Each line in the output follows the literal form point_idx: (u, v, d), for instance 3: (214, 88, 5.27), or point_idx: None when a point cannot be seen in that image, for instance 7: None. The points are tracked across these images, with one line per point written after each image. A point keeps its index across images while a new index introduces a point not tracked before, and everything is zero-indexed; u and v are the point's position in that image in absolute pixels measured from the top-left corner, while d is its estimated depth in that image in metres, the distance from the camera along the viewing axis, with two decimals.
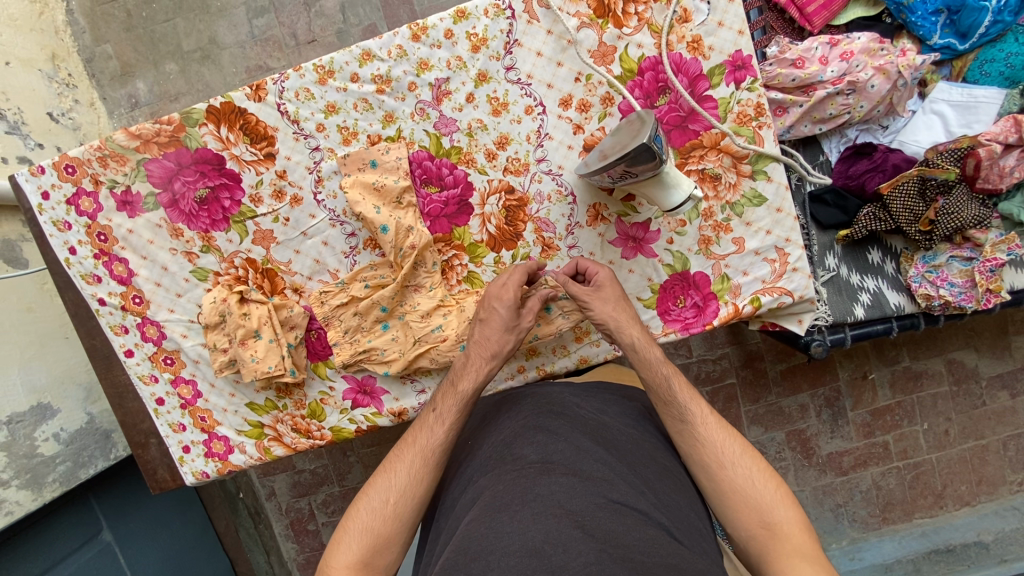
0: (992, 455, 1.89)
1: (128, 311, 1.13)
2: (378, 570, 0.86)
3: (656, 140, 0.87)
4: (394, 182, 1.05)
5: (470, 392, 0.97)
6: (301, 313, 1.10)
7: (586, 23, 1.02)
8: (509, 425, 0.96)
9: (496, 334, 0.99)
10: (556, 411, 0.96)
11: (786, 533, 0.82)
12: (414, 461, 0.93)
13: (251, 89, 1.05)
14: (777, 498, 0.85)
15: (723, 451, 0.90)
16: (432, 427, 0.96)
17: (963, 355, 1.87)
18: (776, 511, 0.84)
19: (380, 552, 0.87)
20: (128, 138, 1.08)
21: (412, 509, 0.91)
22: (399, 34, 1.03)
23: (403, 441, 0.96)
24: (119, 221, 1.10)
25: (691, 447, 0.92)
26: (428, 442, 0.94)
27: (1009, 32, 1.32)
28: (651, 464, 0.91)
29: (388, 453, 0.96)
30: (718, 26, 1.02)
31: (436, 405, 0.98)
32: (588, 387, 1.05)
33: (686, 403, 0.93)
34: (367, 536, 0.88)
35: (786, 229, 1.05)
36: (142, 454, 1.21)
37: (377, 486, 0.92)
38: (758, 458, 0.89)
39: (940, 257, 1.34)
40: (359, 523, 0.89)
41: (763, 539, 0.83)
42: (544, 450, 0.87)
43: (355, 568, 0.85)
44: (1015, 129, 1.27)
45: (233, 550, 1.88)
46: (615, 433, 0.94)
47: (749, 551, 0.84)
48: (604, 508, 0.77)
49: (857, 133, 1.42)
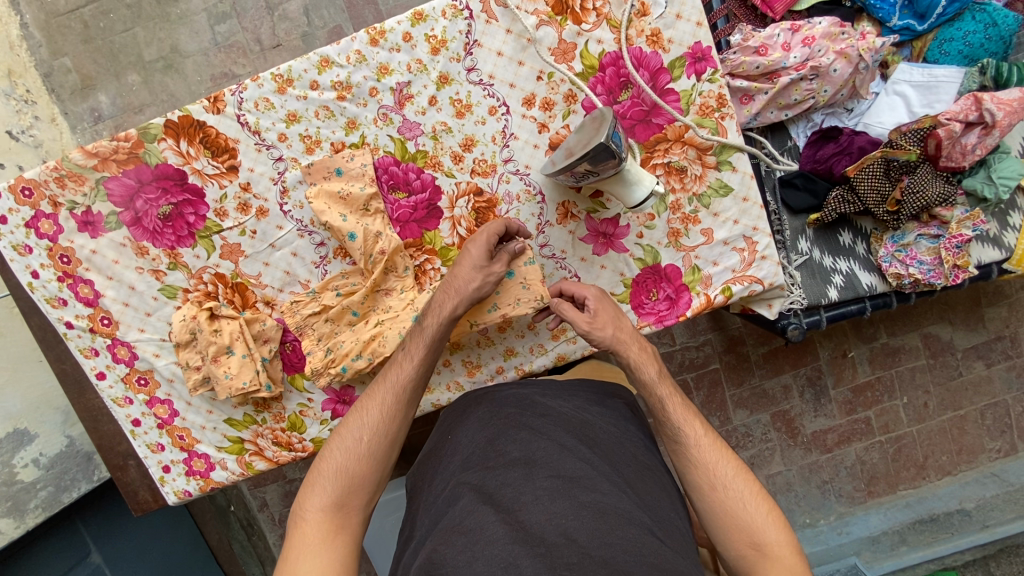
0: (971, 425, 1.94)
1: (97, 333, 1.11)
2: (352, 512, 0.87)
3: (614, 137, 0.88)
4: (360, 189, 1.04)
5: (438, 334, 0.97)
6: (274, 326, 1.09)
7: (544, 21, 1.02)
8: (491, 423, 0.93)
9: (464, 271, 0.98)
10: (539, 410, 0.94)
11: (776, 555, 0.84)
12: (385, 401, 0.94)
13: (209, 101, 1.04)
14: (768, 520, 0.86)
15: (715, 473, 0.90)
16: (401, 368, 0.96)
17: (938, 329, 1.91)
18: (767, 533, 0.85)
19: (353, 493, 0.88)
20: (85, 157, 1.06)
21: (385, 447, 0.92)
22: (357, 39, 1.02)
23: (373, 384, 0.97)
24: (82, 242, 1.08)
25: (684, 468, 0.92)
26: (399, 381, 0.95)
27: (965, 12, 1.35)
28: (633, 464, 0.90)
29: (360, 396, 0.97)
30: (677, 18, 1.02)
31: (404, 348, 0.98)
32: (568, 385, 1.04)
33: (680, 424, 0.94)
34: (341, 476, 0.88)
35: (753, 218, 1.06)
36: (122, 476, 1.21)
37: (350, 425, 0.93)
38: (750, 477, 0.90)
39: (909, 236, 1.36)
40: (332, 464, 0.89)
41: (753, 559, 0.84)
42: (527, 447, 0.87)
43: (329, 510, 0.85)
44: (975, 107, 1.28)
45: (227, 563, 1.84)
46: (598, 431, 0.93)
47: (739, 570, 0.86)
48: (588, 507, 0.77)
49: (824, 117, 1.44)
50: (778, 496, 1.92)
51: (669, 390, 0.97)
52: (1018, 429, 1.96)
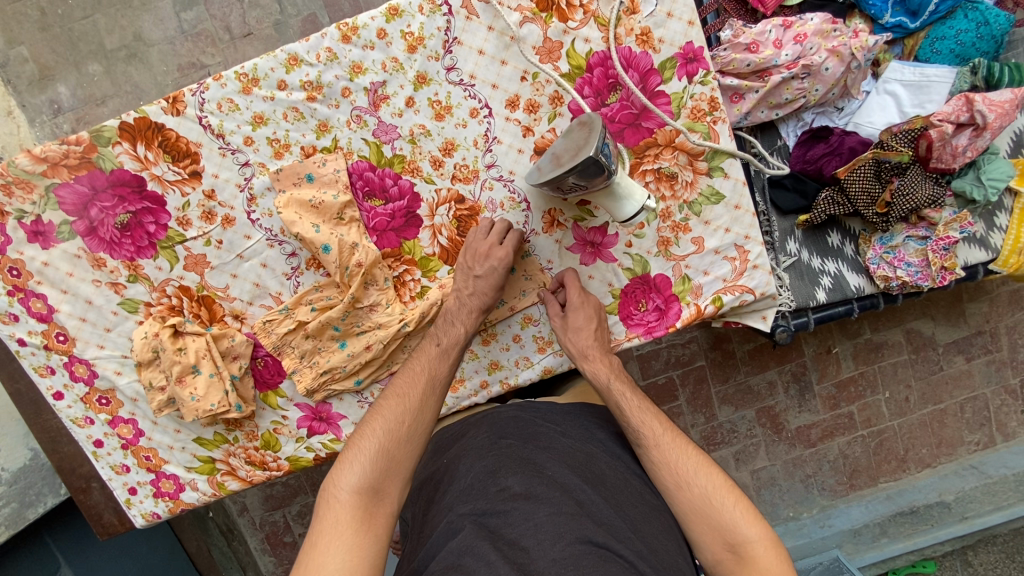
0: (951, 418, 1.96)
1: (52, 350, 1.04)
2: (387, 497, 0.82)
3: (604, 151, 0.85)
4: (333, 197, 0.98)
5: (471, 330, 0.98)
6: (243, 341, 1.03)
7: (528, 18, 0.96)
8: (492, 450, 0.90)
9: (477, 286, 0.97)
10: (540, 443, 0.91)
11: (752, 555, 0.79)
12: (425, 386, 0.92)
13: (168, 101, 0.96)
14: (740, 517, 0.82)
15: (680, 472, 0.86)
16: (438, 357, 0.95)
17: (921, 325, 1.91)
18: (740, 531, 0.81)
19: (389, 478, 0.84)
20: (33, 162, 0.98)
21: (421, 435, 0.89)
22: (328, 35, 0.95)
23: (407, 369, 0.95)
24: (32, 254, 1.01)
25: (649, 472, 0.90)
26: (437, 369, 0.94)
27: (958, 9, 1.31)
28: (638, 504, 0.86)
29: (394, 379, 0.94)
30: (667, 16, 0.97)
31: (438, 338, 0.97)
32: (570, 410, 1.01)
33: (637, 426, 0.91)
34: (379, 458, 0.84)
35: (745, 226, 1.03)
36: (84, 499, 1.14)
37: (389, 409, 0.89)
38: (715, 472, 0.86)
39: (897, 237, 1.34)
40: (372, 443, 0.86)
41: (728, 561, 0.81)
42: (528, 482, 0.82)
43: (365, 492, 0.81)
44: (967, 108, 1.26)
45: (207, 570, 1.76)
46: (602, 467, 0.90)
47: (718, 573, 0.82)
48: (590, 555, 0.73)
49: (814, 116, 1.39)
50: (762, 491, 1.92)
51: (625, 386, 0.96)
52: (996, 422, 1.97)
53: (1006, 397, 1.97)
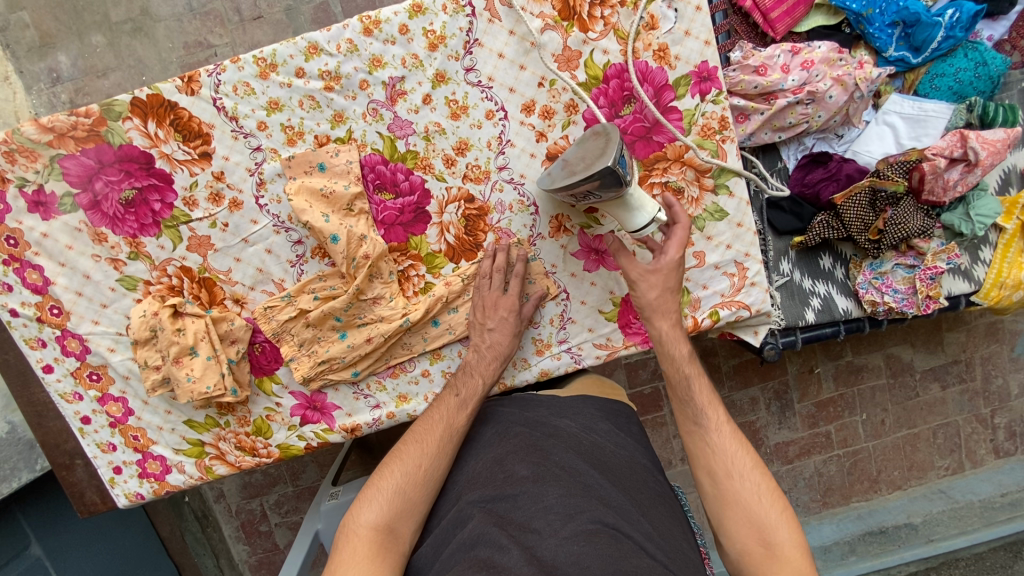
0: (923, 443, 2.01)
1: (45, 323, 1.03)
2: (401, 537, 0.85)
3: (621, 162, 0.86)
4: (344, 187, 0.98)
5: (489, 383, 1.00)
6: (243, 326, 1.02)
7: (550, 26, 0.97)
8: (501, 442, 0.94)
9: (499, 335, 1.01)
10: (547, 430, 0.95)
11: (786, 556, 0.82)
12: (442, 436, 0.93)
13: (183, 80, 0.96)
14: (780, 519, 0.85)
15: (733, 463, 0.90)
16: (457, 409, 0.96)
17: (900, 350, 1.96)
18: (779, 532, 0.84)
19: (404, 518, 0.86)
20: (39, 131, 0.97)
21: (437, 478, 0.91)
22: (349, 27, 0.95)
23: (426, 415, 0.96)
24: (31, 224, 0.99)
25: (700, 453, 0.92)
26: (455, 421, 0.95)
27: (958, 48, 1.35)
28: (645, 490, 0.89)
29: (414, 423, 0.96)
30: (685, 35, 0.99)
31: (458, 390, 0.98)
32: (570, 403, 1.02)
33: (703, 407, 0.93)
34: (397, 499, 0.87)
35: (745, 244, 1.06)
36: (66, 476, 1.12)
37: (409, 451, 0.91)
38: (766, 474, 0.89)
39: (886, 264, 1.38)
40: (391, 483, 0.88)
41: (760, 556, 0.83)
42: (536, 467, 0.87)
43: (381, 531, 0.84)
44: (961, 144, 1.30)
45: (179, 557, 1.75)
46: (608, 454, 0.93)
47: (742, 565, 0.84)
48: (600, 534, 0.77)
49: (815, 141, 1.43)
50: None
51: (697, 369, 0.96)
52: (966, 449, 2.03)
53: (976, 425, 2.03)
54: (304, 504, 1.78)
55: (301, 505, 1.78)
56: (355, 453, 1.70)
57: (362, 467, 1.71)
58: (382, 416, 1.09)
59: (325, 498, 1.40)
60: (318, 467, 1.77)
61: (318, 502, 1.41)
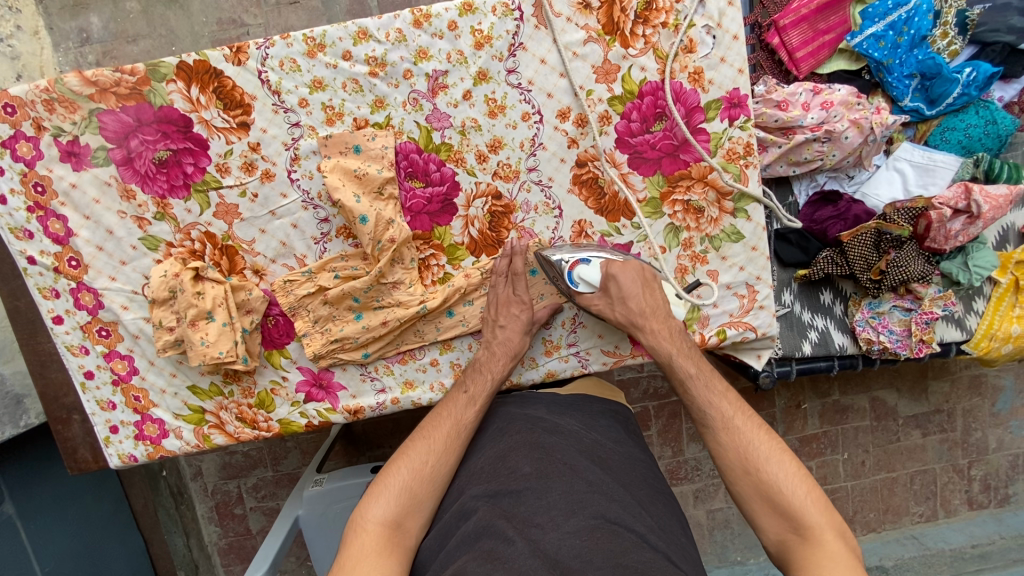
0: (900, 487, 2.04)
1: (61, 274, 1.03)
2: (408, 532, 0.86)
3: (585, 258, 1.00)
4: (377, 171, 1.00)
5: (498, 380, 1.00)
6: (260, 297, 1.03)
7: (593, 38, 1.01)
8: (504, 437, 0.95)
9: (511, 333, 1.01)
10: (550, 427, 0.96)
11: (819, 540, 0.81)
12: (450, 433, 0.94)
13: (231, 50, 0.97)
14: (809, 503, 0.84)
15: (751, 457, 0.88)
16: (464, 406, 0.97)
17: (886, 394, 1.99)
18: (809, 517, 0.83)
19: (411, 514, 0.87)
20: (82, 84, 0.98)
21: (445, 475, 0.92)
22: (401, 17, 0.98)
23: (435, 412, 0.98)
24: (61, 173, 1.00)
25: (714, 454, 0.92)
26: (463, 417, 0.96)
27: (971, 105, 1.41)
28: (645, 487, 0.93)
29: (422, 420, 0.97)
30: (720, 61, 1.03)
31: (466, 387, 0.99)
32: (570, 402, 1.05)
33: (704, 407, 0.93)
34: (404, 494, 0.87)
35: (758, 267, 1.09)
36: (61, 431, 1.11)
37: (417, 448, 0.92)
38: (789, 460, 0.87)
39: (884, 305, 1.41)
40: (398, 479, 0.89)
41: (793, 544, 0.83)
42: (538, 463, 0.88)
43: (389, 526, 0.84)
44: (965, 196, 1.34)
45: (148, 531, 1.68)
46: (606, 451, 0.95)
47: (781, 556, 0.84)
48: (602, 529, 0.78)
49: (826, 179, 1.47)
50: (715, 532, 1.88)
51: (695, 365, 0.96)
52: (941, 497, 2.07)
53: (953, 475, 2.06)
54: (282, 491, 1.76)
55: (279, 491, 1.76)
56: (339, 444, 1.68)
57: (345, 458, 1.70)
58: (387, 401, 1.10)
59: (309, 484, 1.38)
60: (301, 454, 1.74)
61: (301, 487, 1.40)
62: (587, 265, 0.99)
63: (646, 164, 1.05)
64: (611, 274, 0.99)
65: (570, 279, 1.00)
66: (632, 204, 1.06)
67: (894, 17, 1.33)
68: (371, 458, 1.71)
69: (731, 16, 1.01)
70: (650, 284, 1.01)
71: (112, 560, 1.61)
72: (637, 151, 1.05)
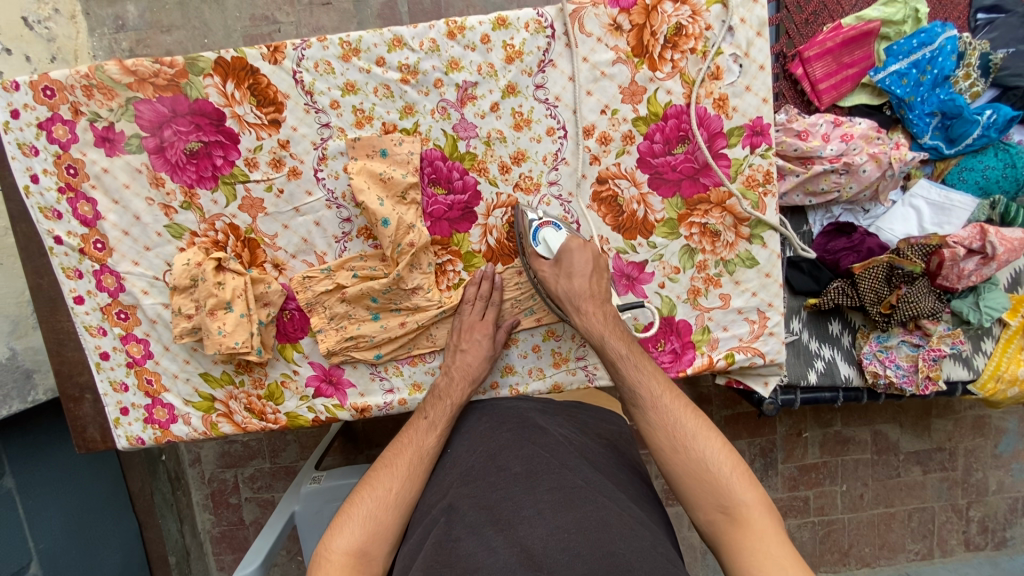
0: (897, 524, 2.03)
1: (86, 255, 1.05)
2: (374, 560, 0.86)
3: (556, 224, 1.01)
4: (402, 176, 1.01)
5: (459, 404, 1.03)
6: (278, 290, 1.05)
7: (621, 59, 1.03)
8: (493, 439, 0.97)
9: (475, 359, 1.03)
10: (539, 427, 0.98)
11: (746, 517, 0.81)
12: (411, 460, 0.96)
13: (268, 49, 1.00)
14: (735, 479, 0.85)
15: (678, 436, 0.89)
16: (425, 432, 1.00)
17: (888, 429, 1.98)
18: (738, 496, 0.83)
19: (377, 541, 0.88)
20: (122, 72, 1.00)
21: (410, 500, 0.93)
22: (435, 28, 1.00)
23: (396, 440, 1.00)
24: (94, 157, 1.02)
25: (645, 434, 0.92)
26: (424, 443, 0.98)
27: (990, 146, 1.41)
28: (631, 490, 0.94)
29: (384, 451, 0.99)
30: (745, 89, 1.04)
31: (426, 413, 1.02)
32: (564, 410, 1.08)
33: (634, 385, 0.94)
34: (368, 524, 0.88)
35: (770, 294, 1.10)
36: (73, 409, 1.13)
37: (378, 477, 0.94)
38: (714, 436, 0.89)
39: (893, 339, 1.40)
40: (361, 509, 0.90)
41: (721, 523, 0.82)
42: (528, 462, 0.90)
43: (354, 555, 0.85)
44: (980, 237, 1.32)
45: (144, 514, 1.66)
46: (597, 456, 0.97)
47: (710, 535, 0.84)
48: (590, 521, 0.79)
49: (841, 211, 1.48)
50: (708, 555, 1.85)
51: (626, 347, 0.97)
52: (938, 536, 2.05)
53: (951, 515, 2.04)
54: (279, 484, 1.76)
55: (276, 483, 1.76)
56: (339, 441, 1.69)
57: (344, 456, 1.70)
58: (394, 401, 1.11)
59: (307, 481, 1.39)
60: (300, 448, 1.75)
61: (298, 484, 1.40)
62: (555, 231, 1.00)
63: (666, 184, 1.07)
64: (571, 251, 0.99)
65: (534, 236, 1.01)
66: (650, 223, 1.08)
67: (918, 56, 1.35)
68: (369, 457, 1.71)
69: (759, 46, 1.03)
70: (598, 272, 1.01)
71: (106, 542, 1.59)
72: (658, 172, 1.06)
